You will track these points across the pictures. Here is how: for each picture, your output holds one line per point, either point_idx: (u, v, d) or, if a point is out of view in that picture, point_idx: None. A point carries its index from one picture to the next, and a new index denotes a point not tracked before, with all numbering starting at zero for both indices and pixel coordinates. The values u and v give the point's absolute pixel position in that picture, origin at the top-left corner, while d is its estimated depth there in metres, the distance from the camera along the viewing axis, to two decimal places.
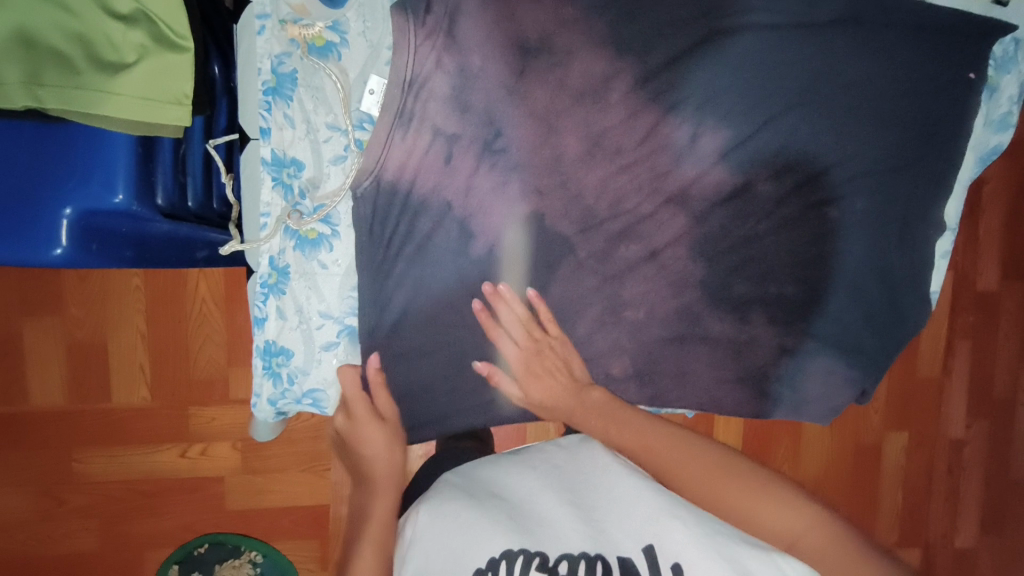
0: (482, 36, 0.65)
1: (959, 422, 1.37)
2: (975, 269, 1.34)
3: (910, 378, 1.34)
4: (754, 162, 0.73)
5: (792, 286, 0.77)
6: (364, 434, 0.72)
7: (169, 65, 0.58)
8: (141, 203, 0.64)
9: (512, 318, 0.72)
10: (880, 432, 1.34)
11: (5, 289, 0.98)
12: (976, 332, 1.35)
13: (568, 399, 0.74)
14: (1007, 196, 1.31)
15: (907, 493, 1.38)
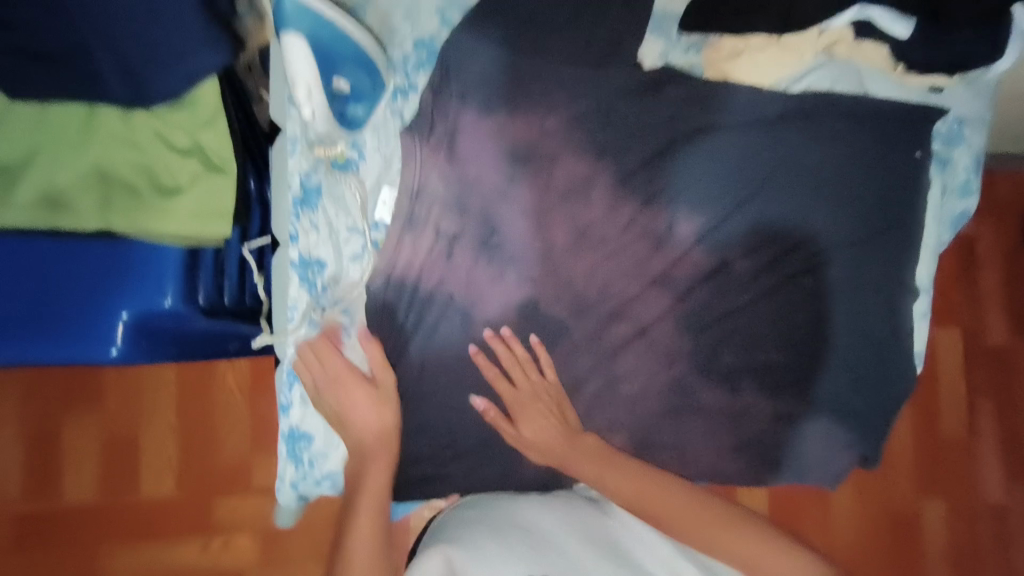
0: (476, 151, 0.79)
1: (998, 485, 1.35)
2: (983, 325, 1.37)
3: (934, 439, 1.34)
4: (727, 242, 0.83)
5: (778, 353, 0.82)
6: (353, 421, 0.73)
7: (214, 187, 0.69)
8: (186, 305, 0.72)
9: (511, 359, 0.78)
10: (914, 500, 1.32)
11: (49, 390, 1.06)
12: (994, 390, 1.36)
13: (560, 444, 0.77)
14: (1000, 254, 1.39)
15: (953, 564, 1.33)
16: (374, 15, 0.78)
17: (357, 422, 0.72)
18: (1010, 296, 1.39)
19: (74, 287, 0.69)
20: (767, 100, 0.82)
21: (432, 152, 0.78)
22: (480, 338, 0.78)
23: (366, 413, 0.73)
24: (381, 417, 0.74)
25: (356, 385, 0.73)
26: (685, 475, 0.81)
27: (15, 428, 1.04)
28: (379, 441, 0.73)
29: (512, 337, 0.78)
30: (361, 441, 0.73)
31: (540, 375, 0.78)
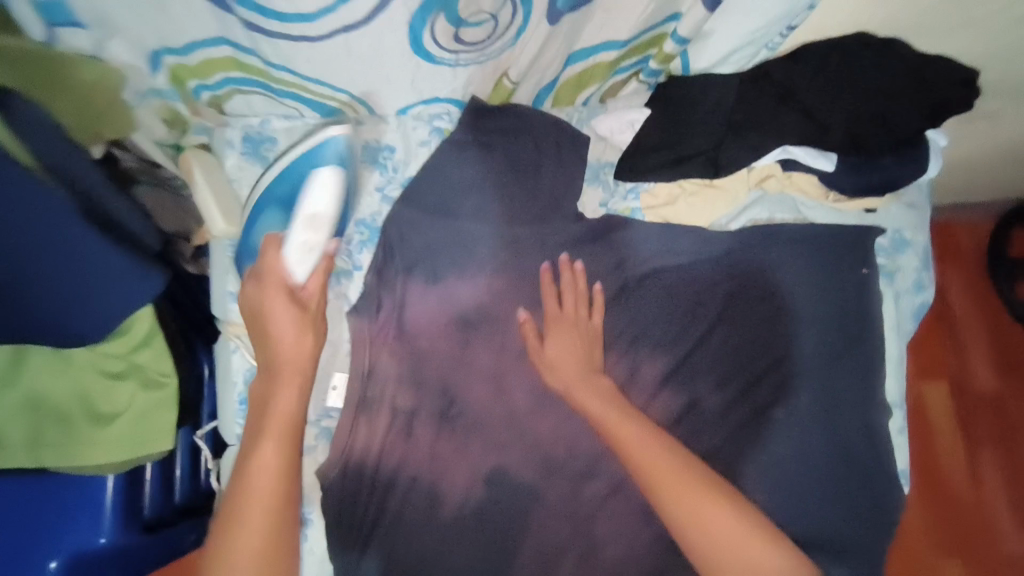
0: (428, 320, 0.77)
1: (1018, 537, 1.27)
2: (968, 374, 1.36)
3: (938, 491, 1.30)
4: (695, 382, 0.81)
5: (762, 493, 0.78)
6: (275, 342, 0.68)
7: (154, 404, 0.66)
8: (125, 534, 0.68)
9: (570, 288, 0.80)
10: (932, 564, 1.27)
11: None
12: (993, 437, 1.33)
13: (574, 372, 0.75)
14: (974, 305, 1.39)
15: None
16: None
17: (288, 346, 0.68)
18: (994, 344, 1.37)
19: (9, 526, 0.66)
20: (710, 237, 0.83)
21: (382, 328, 0.76)
22: (448, 517, 0.72)
23: (286, 331, 0.68)
24: (301, 342, 0.69)
25: (286, 327, 0.68)
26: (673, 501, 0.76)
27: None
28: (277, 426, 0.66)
29: (582, 272, 0.80)
30: (269, 414, 0.66)
31: (586, 313, 0.80)
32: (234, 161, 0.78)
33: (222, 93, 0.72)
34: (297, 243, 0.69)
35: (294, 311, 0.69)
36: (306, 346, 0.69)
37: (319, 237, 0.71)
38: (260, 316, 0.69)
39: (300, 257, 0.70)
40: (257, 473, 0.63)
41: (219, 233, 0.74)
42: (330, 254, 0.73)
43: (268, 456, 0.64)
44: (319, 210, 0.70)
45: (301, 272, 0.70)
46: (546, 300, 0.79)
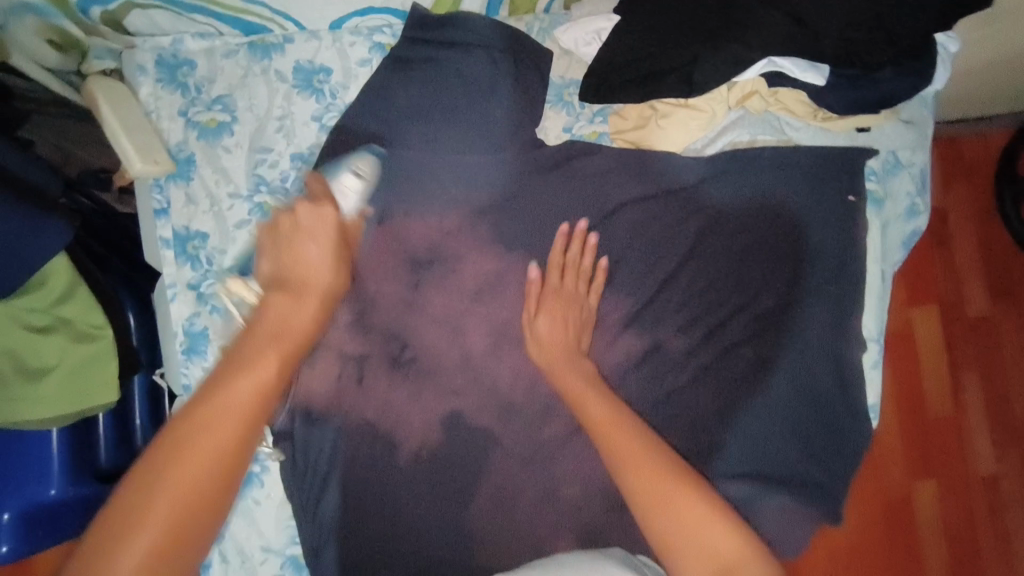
0: (374, 263, 0.73)
1: (988, 454, 1.30)
2: (961, 296, 1.33)
3: (921, 417, 1.30)
4: (659, 323, 0.77)
5: (724, 433, 0.77)
6: (302, 262, 0.61)
7: (90, 355, 0.64)
8: (77, 484, 0.66)
9: (568, 261, 0.73)
10: (905, 482, 1.28)
11: None
12: (980, 360, 1.32)
13: (562, 352, 0.70)
14: (972, 223, 1.34)
15: (954, 546, 1.27)
16: (241, 133, 0.72)
17: (303, 259, 0.61)
18: (988, 265, 1.34)
19: None
20: (681, 166, 0.77)
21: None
22: (405, 460, 0.72)
23: (317, 259, 0.62)
24: (333, 279, 0.62)
25: (320, 254, 0.62)
26: None
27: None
28: (286, 337, 0.55)
29: (593, 247, 0.73)
30: (285, 323, 0.56)
31: (586, 291, 0.73)
32: (148, 90, 0.71)
33: (115, 8, 0.67)
34: (350, 184, 0.69)
35: (332, 240, 0.64)
36: (317, 269, 0.61)
37: (362, 189, 0.70)
38: (296, 245, 0.62)
39: (347, 196, 0.69)
40: (239, 385, 0.50)
41: (138, 173, 0.67)
42: (358, 217, 0.70)
43: (255, 375, 0.51)
44: (362, 172, 0.70)
45: (343, 207, 0.69)
46: (550, 271, 0.73)
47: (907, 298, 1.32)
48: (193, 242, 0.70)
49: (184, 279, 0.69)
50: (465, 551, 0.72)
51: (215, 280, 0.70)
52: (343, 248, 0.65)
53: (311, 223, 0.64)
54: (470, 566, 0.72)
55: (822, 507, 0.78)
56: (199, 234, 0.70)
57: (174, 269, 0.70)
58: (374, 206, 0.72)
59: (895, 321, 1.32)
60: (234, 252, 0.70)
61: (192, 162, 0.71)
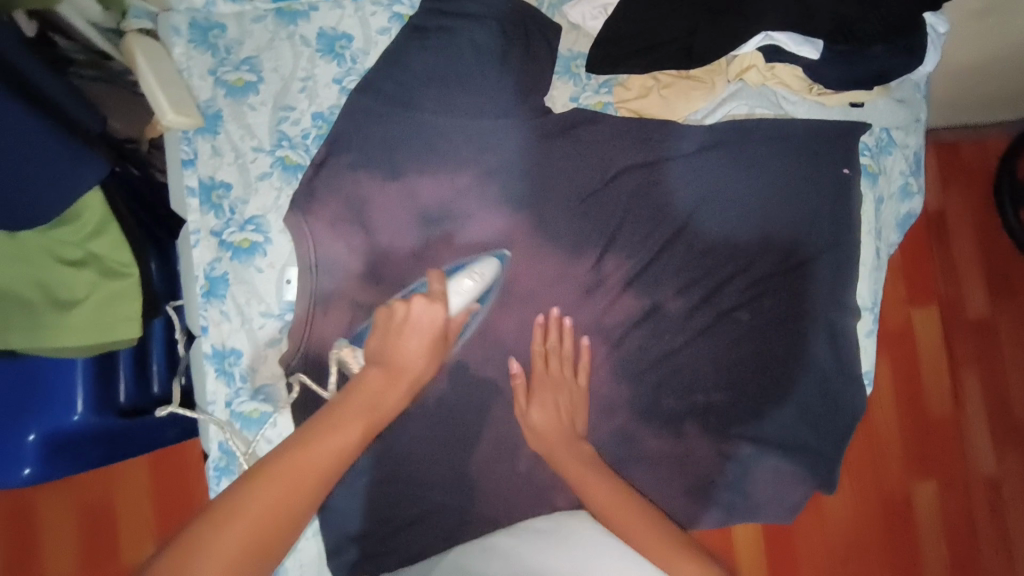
0: (386, 217, 0.76)
1: (987, 455, 1.32)
2: (960, 297, 1.36)
3: (924, 416, 1.28)
4: (657, 286, 0.80)
5: (720, 393, 0.79)
6: (401, 353, 0.65)
7: (117, 291, 0.67)
8: (100, 412, 0.71)
9: (553, 348, 0.76)
10: (906, 482, 1.26)
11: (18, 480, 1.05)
12: (980, 359, 1.34)
13: (559, 439, 0.73)
14: (971, 221, 1.37)
15: (957, 548, 1.27)
16: (266, 92, 0.77)
17: (404, 348, 0.65)
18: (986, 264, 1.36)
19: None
20: (682, 135, 0.81)
21: (326, 223, 0.75)
22: (410, 408, 0.75)
23: (416, 352, 0.65)
24: (425, 364, 0.66)
25: (415, 344, 0.65)
26: (631, 392, 0.79)
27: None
28: (374, 414, 0.60)
29: (587, 349, 0.76)
30: (376, 403, 0.61)
31: (573, 375, 0.76)
32: (182, 50, 0.76)
33: None
34: (464, 283, 0.71)
35: (433, 335, 0.66)
36: (416, 358, 0.65)
37: (474, 289, 0.72)
38: (397, 336, 0.65)
39: (457, 294, 0.71)
40: (329, 443, 0.55)
41: (169, 122, 0.72)
42: (466, 314, 0.72)
43: (346, 434, 0.57)
44: (482, 274, 0.73)
45: (451, 306, 0.70)
46: (534, 360, 0.75)
47: (908, 296, 1.30)
48: (217, 192, 0.74)
49: (208, 226, 0.74)
50: (466, 499, 0.75)
51: (236, 228, 0.74)
52: (444, 340, 0.68)
53: (420, 315, 0.66)
54: (470, 512, 0.75)
55: (815, 473, 0.79)
56: (222, 184, 0.74)
57: (199, 216, 0.74)
58: (484, 303, 0.75)
59: (895, 320, 1.30)
60: (254, 203, 0.75)
61: (219, 117, 0.75)
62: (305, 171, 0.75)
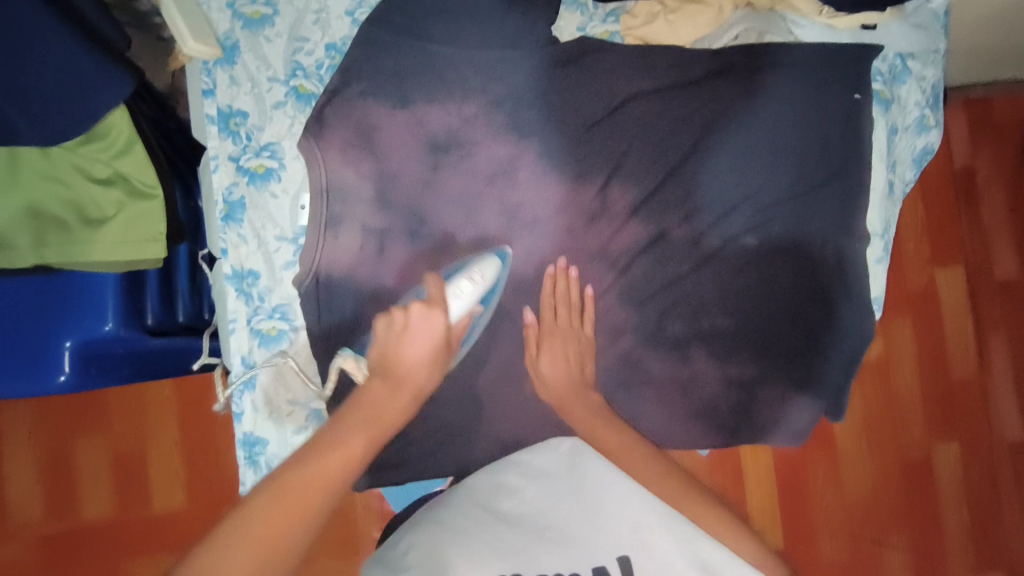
0: (396, 145, 0.79)
1: (1015, 420, 1.30)
2: (990, 259, 1.32)
3: (944, 380, 1.25)
4: (664, 211, 0.81)
5: (726, 317, 0.80)
6: (402, 364, 0.65)
7: (142, 211, 0.71)
8: (128, 327, 0.74)
9: (563, 297, 0.78)
10: (927, 443, 1.24)
11: (60, 413, 1.13)
12: (1012, 325, 1.31)
13: (568, 389, 0.75)
14: (1002, 180, 1.33)
15: (977, 512, 1.25)
16: (281, 25, 0.79)
17: (408, 357, 0.66)
18: (1016, 222, 1.32)
19: (22, 324, 0.72)
20: (689, 61, 0.81)
21: (337, 149, 0.77)
22: None
23: (422, 361, 0.66)
24: (427, 375, 0.67)
25: (421, 352, 0.66)
26: (637, 316, 0.80)
27: (31, 451, 1.12)
28: (377, 424, 0.61)
29: (592, 297, 0.79)
30: (380, 412, 0.62)
31: (580, 324, 0.78)
32: None
33: None
34: (464, 288, 0.72)
35: (436, 341, 0.67)
36: (419, 373, 0.66)
37: (476, 292, 0.73)
38: (399, 344, 0.66)
39: (460, 298, 0.72)
40: (332, 458, 0.55)
41: (192, 51, 0.74)
42: (469, 318, 0.74)
43: (349, 446, 0.57)
44: (480, 277, 0.74)
45: (453, 311, 0.72)
46: (544, 311, 0.78)
47: (931, 256, 1.27)
48: (234, 119, 0.77)
49: (226, 151, 0.77)
50: (475, 417, 0.79)
51: (253, 154, 0.77)
52: (447, 347, 0.69)
53: (414, 321, 0.68)
54: (478, 428, 0.79)
55: (823, 396, 0.81)
56: (239, 113, 0.78)
57: (218, 143, 0.77)
58: (485, 305, 0.76)
59: (916, 282, 1.27)
60: (270, 131, 0.78)
61: (237, 49, 0.78)
62: (318, 100, 0.78)
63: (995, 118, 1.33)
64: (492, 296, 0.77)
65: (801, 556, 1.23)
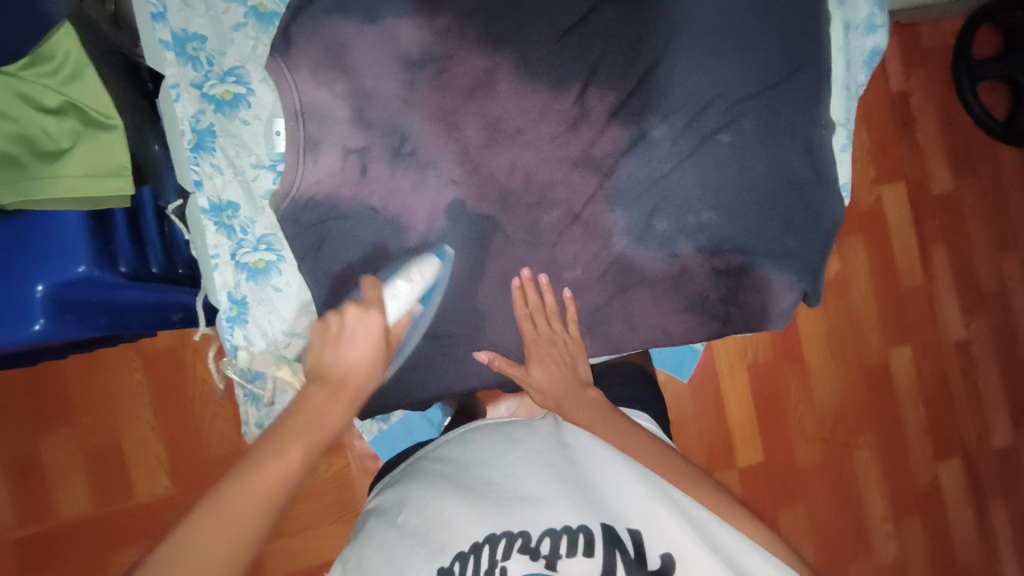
0: (369, 61, 0.76)
1: (960, 321, 1.37)
2: (928, 174, 1.35)
3: (897, 291, 1.32)
4: (642, 113, 0.82)
5: (710, 212, 0.83)
6: (345, 363, 0.58)
7: (101, 142, 0.66)
8: (103, 269, 0.69)
9: (538, 306, 0.79)
10: (885, 348, 1.32)
11: (15, 411, 1.03)
12: (949, 233, 1.36)
13: (565, 391, 0.77)
14: (935, 101, 1.35)
15: (930, 408, 1.34)
16: None
17: (346, 361, 0.58)
18: (949, 132, 1.36)
19: None
20: None
21: (307, 68, 0.75)
22: (413, 242, 0.77)
23: (361, 359, 0.59)
24: (368, 374, 0.60)
25: (365, 351, 0.60)
26: (625, 220, 0.82)
27: None
28: (313, 434, 0.53)
29: (570, 299, 0.80)
30: (318, 421, 0.54)
31: (562, 327, 0.80)
32: None
33: None
34: (400, 289, 0.69)
35: (380, 342, 0.61)
36: (361, 364, 0.59)
37: (411, 292, 0.70)
38: (338, 347, 0.59)
39: (397, 301, 0.69)
40: (265, 471, 0.49)
41: None
42: (408, 319, 0.70)
43: (284, 462, 0.50)
44: (418, 278, 0.72)
45: (388, 314, 0.68)
46: (521, 322, 0.79)
47: (877, 176, 1.31)
48: (192, 44, 0.74)
49: (187, 78, 0.74)
50: (477, 329, 0.80)
51: (217, 81, 0.75)
52: (387, 347, 0.63)
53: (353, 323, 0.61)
54: (479, 339, 0.80)
55: (803, 279, 0.86)
56: (197, 37, 0.75)
57: (177, 69, 0.74)
58: (426, 301, 0.74)
59: (867, 201, 1.31)
60: (232, 54, 0.76)
61: None
62: (282, 18, 0.76)
63: (933, 29, 1.35)
64: (434, 295, 0.76)
65: (782, 469, 1.26)
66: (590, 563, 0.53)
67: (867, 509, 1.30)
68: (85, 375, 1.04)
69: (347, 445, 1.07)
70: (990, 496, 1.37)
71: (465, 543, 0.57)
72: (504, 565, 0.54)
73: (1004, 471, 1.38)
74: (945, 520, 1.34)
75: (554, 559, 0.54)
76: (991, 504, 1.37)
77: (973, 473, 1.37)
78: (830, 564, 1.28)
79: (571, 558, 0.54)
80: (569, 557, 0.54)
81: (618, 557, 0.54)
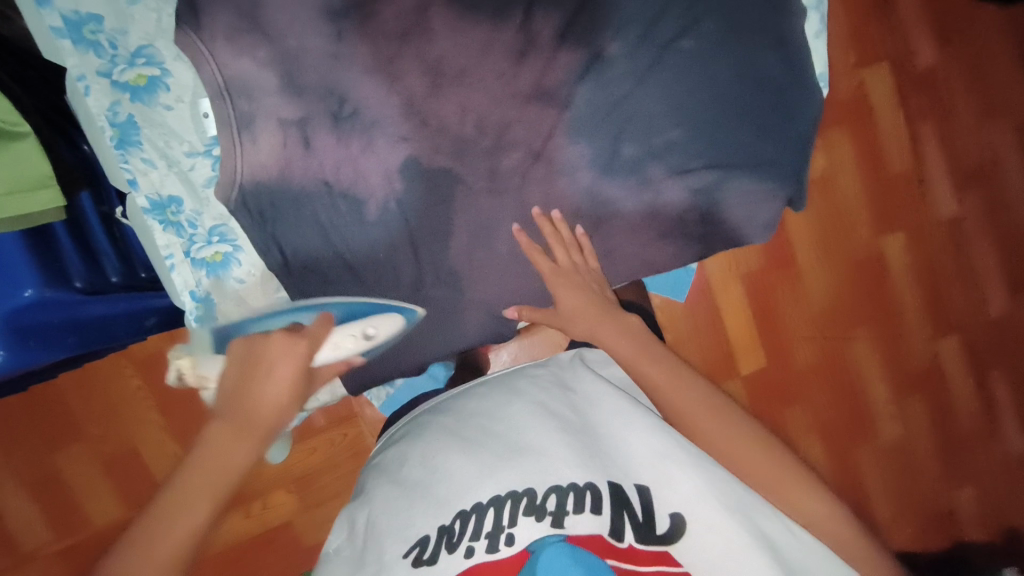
0: (288, 18, 0.69)
1: (951, 200, 1.33)
2: (911, 49, 1.27)
3: (885, 177, 1.28)
4: (594, 30, 0.75)
5: (678, 129, 0.78)
6: (258, 403, 0.64)
7: (15, 153, 0.60)
8: (55, 289, 0.66)
9: (557, 239, 0.77)
10: (876, 240, 1.29)
11: (21, 435, 1.02)
12: (935, 109, 1.30)
13: (592, 311, 0.74)
14: None
15: (927, 291, 1.34)
16: None
17: (262, 403, 0.64)
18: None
19: None
20: None
21: (223, 36, 0.68)
22: (374, 211, 0.74)
23: (276, 394, 0.65)
24: (282, 411, 0.66)
25: (273, 393, 0.65)
26: (591, 150, 0.77)
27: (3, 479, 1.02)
28: (221, 477, 0.61)
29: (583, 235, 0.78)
30: (221, 465, 0.61)
31: (582, 260, 0.78)
32: None
33: None
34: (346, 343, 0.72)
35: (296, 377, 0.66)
36: (279, 404, 0.65)
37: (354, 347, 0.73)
38: (255, 379, 0.65)
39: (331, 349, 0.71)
40: (179, 523, 0.57)
41: None
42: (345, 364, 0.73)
43: (195, 511, 0.58)
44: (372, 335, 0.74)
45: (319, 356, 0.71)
46: (535, 258, 0.76)
47: (856, 59, 1.24)
48: (89, 27, 0.68)
49: (92, 67, 0.68)
50: (456, 289, 0.77)
51: (127, 65, 0.69)
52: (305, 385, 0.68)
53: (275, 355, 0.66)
54: (460, 297, 0.78)
55: (783, 185, 0.82)
56: (92, 18, 0.68)
57: (78, 59, 0.67)
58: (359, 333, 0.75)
59: (848, 88, 1.24)
60: (137, 33, 0.69)
61: None
62: None
63: None
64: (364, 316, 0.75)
65: (781, 370, 1.28)
66: (595, 521, 0.53)
67: (869, 398, 1.33)
68: (78, 391, 1.02)
69: (359, 414, 1.05)
70: (990, 367, 1.40)
71: (467, 501, 0.56)
72: (512, 530, 0.52)
73: (1001, 340, 1.40)
74: (947, 397, 1.37)
75: (561, 517, 0.53)
76: (992, 374, 1.40)
77: (972, 347, 1.38)
78: (839, 455, 1.32)
79: (578, 514, 0.53)
80: (576, 513, 0.53)
81: (625, 517, 0.54)
